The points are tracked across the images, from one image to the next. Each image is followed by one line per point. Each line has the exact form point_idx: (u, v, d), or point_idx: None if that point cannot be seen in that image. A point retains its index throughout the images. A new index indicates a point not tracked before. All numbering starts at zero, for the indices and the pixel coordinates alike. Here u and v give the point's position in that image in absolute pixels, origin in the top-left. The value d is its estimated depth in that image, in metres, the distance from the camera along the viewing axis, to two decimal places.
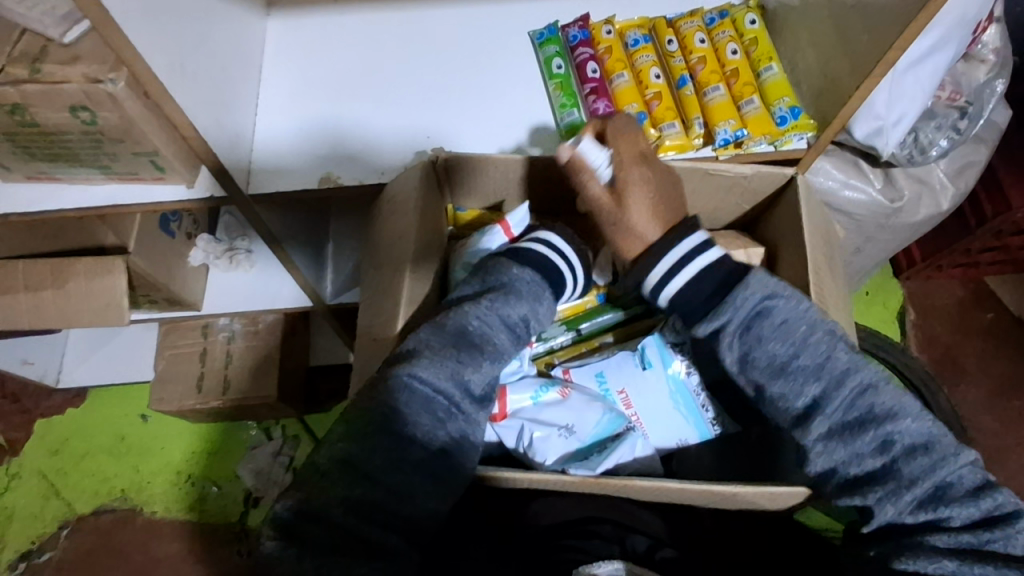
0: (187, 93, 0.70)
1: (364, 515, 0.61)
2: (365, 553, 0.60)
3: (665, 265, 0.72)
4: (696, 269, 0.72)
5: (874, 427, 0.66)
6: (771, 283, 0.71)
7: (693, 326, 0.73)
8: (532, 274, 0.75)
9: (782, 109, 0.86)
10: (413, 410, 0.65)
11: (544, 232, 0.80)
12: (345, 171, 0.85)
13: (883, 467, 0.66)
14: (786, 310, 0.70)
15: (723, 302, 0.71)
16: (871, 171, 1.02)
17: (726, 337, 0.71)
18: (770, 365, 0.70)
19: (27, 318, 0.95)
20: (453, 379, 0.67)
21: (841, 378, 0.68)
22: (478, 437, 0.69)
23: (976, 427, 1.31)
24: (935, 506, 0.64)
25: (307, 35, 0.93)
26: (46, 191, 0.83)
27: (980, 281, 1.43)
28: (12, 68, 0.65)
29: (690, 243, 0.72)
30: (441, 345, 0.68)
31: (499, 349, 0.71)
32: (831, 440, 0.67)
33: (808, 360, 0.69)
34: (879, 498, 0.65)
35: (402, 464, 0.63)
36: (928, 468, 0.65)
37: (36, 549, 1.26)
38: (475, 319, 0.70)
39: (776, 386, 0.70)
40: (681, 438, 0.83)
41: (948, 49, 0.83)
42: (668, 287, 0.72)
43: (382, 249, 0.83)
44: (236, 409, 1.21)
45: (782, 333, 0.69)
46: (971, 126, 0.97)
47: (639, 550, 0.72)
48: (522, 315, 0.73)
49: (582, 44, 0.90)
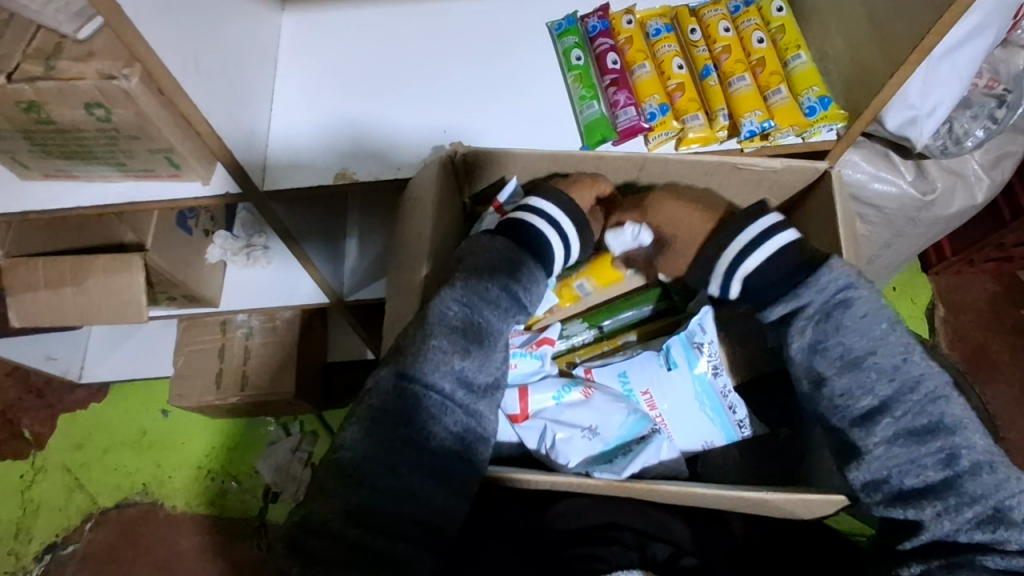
0: (201, 88, 0.69)
1: (372, 524, 0.61)
2: (376, 561, 0.60)
3: (749, 235, 0.74)
4: (762, 253, 0.73)
5: (942, 437, 0.64)
6: (851, 274, 0.70)
7: (767, 308, 0.73)
8: (502, 242, 0.73)
9: (811, 99, 0.83)
10: (417, 406, 0.64)
11: (532, 198, 0.78)
12: (360, 166, 0.83)
13: (944, 480, 0.64)
14: (866, 304, 0.69)
15: (806, 282, 0.71)
16: (903, 163, 0.98)
17: (801, 320, 0.71)
18: (842, 357, 0.68)
19: (48, 315, 0.95)
20: (443, 371, 0.65)
21: (914, 382, 0.66)
22: (485, 426, 0.68)
23: (1008, 426, 1.27)
24: (994, 529, 0.61)
25: (323, 28, 0.92)
26: (65, 188, 0.82)
27: (1013, 276, 1.38)
28: (28, 65, 0.64)
29: (760, 226, 0.74)
30: (439, 334, 0.66)
31: (488, 329, 0.69)
32: (894, 442, 0.65)
33: (883, 358, 0.67)
34: (936, 512, 0.63)
35: (407, 468, 0.63)
36: (992, 487, 0.63)
37: (61, 541, 1.27)
38: (462, 301, 0.68)
39: (842, 380, 0.68)
40: (707, 440, 0.80)
41: (988, 33, 0.79)
42: (745, 265, 0.74)
43: (404, 249, 0.82)
44: (256, 404, 1.21)
45: (861, 325, 0.68)
46: (1010, 114, 0.93)
47: (660, 559, 0.71)
48: (499, 297, 0.70)
49: (602, 34, 0.88)
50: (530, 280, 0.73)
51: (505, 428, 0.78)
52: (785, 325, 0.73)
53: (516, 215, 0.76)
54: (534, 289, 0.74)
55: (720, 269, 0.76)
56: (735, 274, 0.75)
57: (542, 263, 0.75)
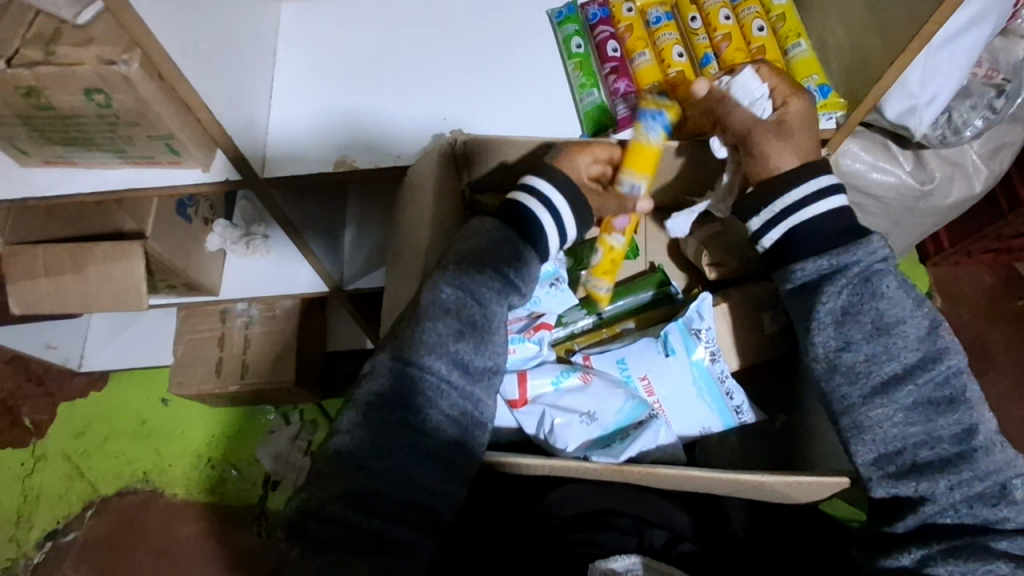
0: (201, 75, 0.69)
1: (367, 507, 0.62)
2: (372, 543, 0.62)
3: (816, 185, 0.71)
4: (818, 209, 0.71)
5: (961, 410, 0.66)
6: (886, 247, 0.70)
7: (793, 270, 0.72)
8: (492, 223, 0.72)
9: (811, 88, 0.83)
10: (411, 389, 0.65)
11: (529, 176, 0.75)
12: (360, 154, 0.83)
13: (958, 454, 0.65)
14: (896, 276, 0.69)
15: (852, 244, 0.70)
16: (901, 153, 0.98)
17: (837, 281, 0.70)
18: (874, 322, 0.68)
19: (48, 302, 0.95)
20: (436, 354, 0.66)
21: (940, 354, 0.67)
22: (482, 410, 0.68)
23: (1003, 416, 1.28)
24: (998, 504, 0.64)
25: (323, 16, 0.91)
26: (64, 174, 0.82)
27: (1011, 267, 1.39)
28: (28, 50, 0.64)
29: (818, 182, 0.71)
30: (433, 317, 0.67)
31: (483, 312, 0.69)
32: (914, 412, 0.66)
33: (912, 328, 0.68)
34: (948, 485, 0.65)
35: (404, 450, 0.64)
36: (1001, 463, 0.65)
37: (62, 529, 1.28)
38: (456, 285, 0.68)
39: (870, 346, 0.68)
40: (704, 425, 0.80)
41: (986, 23, 0.80)
42: (802, 212, 0.71)
43: (406, 236, 0.83)
44: (256, 393, 1.21)
45: (896, 295, 0.68)
46: (1008, 105, 0.93)
47: (657, 544, 0.71)
48: (486, 280, 0.69)
49: (603, 22, 0.89)
50: (526, 273, 0.72)
51: (504, 412, 0.79)
52: (809, 291, 0.72)
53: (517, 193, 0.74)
54: (529, 279, 0.73)
55: (769, 213, 0.72)
56: (788, 219, 0.71)
57: (535, 251, 0.73)
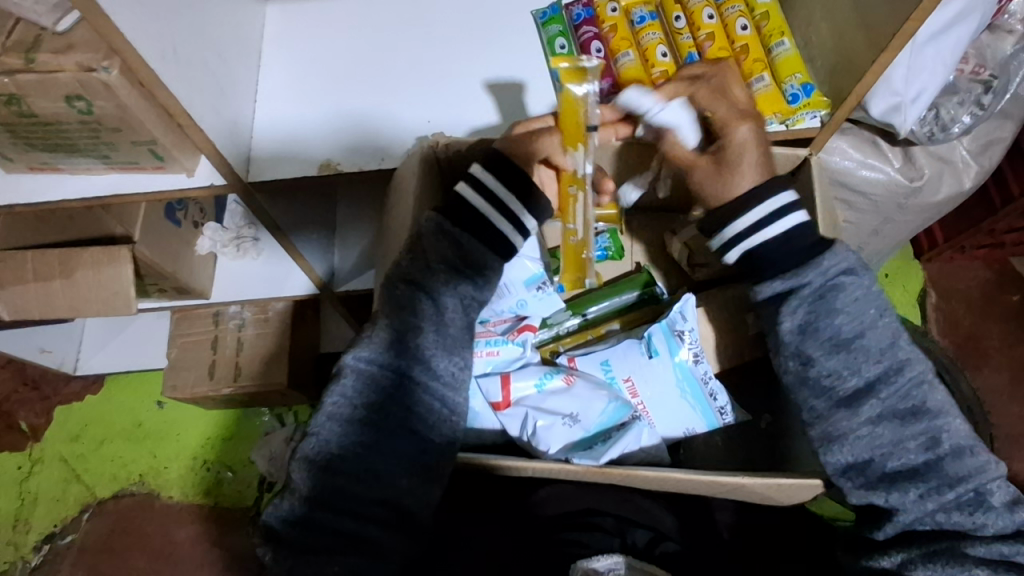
0: (181, 79, 0.68)
1: (339, 507, 0.67)
2: (348, 542, 0.66)
3: (760, 211, 0.70)
4: (764, 235, 0.71)
5: (925, 420, 0.67)
6: (844, 259, 0.70)
7: (755, 287, 0.73)
8: (440, 220, 0.73)
9: (794, 86, 0.84)
10: (376, 390, 0.69)
11: (474, 167, 0.73)
12: (345, 158, 0.84)
13: (926, 463, 0.66)
14: (856, 288, 0.70)
15: (807, 263, 0.70)
16: (890, 150, 0.98)
17: (793, 300, 0.70)
18: (832, 338, 0.69)
19: (37, 308, 0.95)
20: (396, 355, 0.70)
21: (902, 365, 0.68)
22: (448, 401, 0.71)
23: (998, 411, 1.27)
24: (973, 510, 0.66)
25: (305, 20, 0.91)
26: (51, 180, 0.82)
27: (1006, 263, 1.38)
28: (7, 57, 0.64)
29: (764, 208, 0.71)
30: (392, 317, 0.71)
31: (442, 310, 0.72)
32: (881, 423, 0.67)
33: (872, 340, 0.68)
34: (919, 494, 0.66)
35: (372, 450, 0.68)
36: (973, 469, 0.66)
37: (59, 531, 1.28)
38: (411, 280, 0.72)
39: (832, 360, 0.69)
40: (688, 427, 0.80)
41: (971, 19, 0.79)
42: (755, 237, 0.71)
43: (393, 234, 0.87)
44: (250, 394, 1.22)
45: (852, 308, 0.69)
46: (996, 100, 0.93)
47: (639, 544, 0.73)
48: (444, 278, 0.72)
49: (587, 22, 0.89)
50: (483, 262, 0.73)
51: (489, 415, 0.79)
52: (772, 306, 0.72)
53: (464, 187, 0.73)
54: (486, 268, 0.73)
55: (720, 240, 0.73)
56: (737, 245, 0.72)
57: (488, 241, 0.73)
